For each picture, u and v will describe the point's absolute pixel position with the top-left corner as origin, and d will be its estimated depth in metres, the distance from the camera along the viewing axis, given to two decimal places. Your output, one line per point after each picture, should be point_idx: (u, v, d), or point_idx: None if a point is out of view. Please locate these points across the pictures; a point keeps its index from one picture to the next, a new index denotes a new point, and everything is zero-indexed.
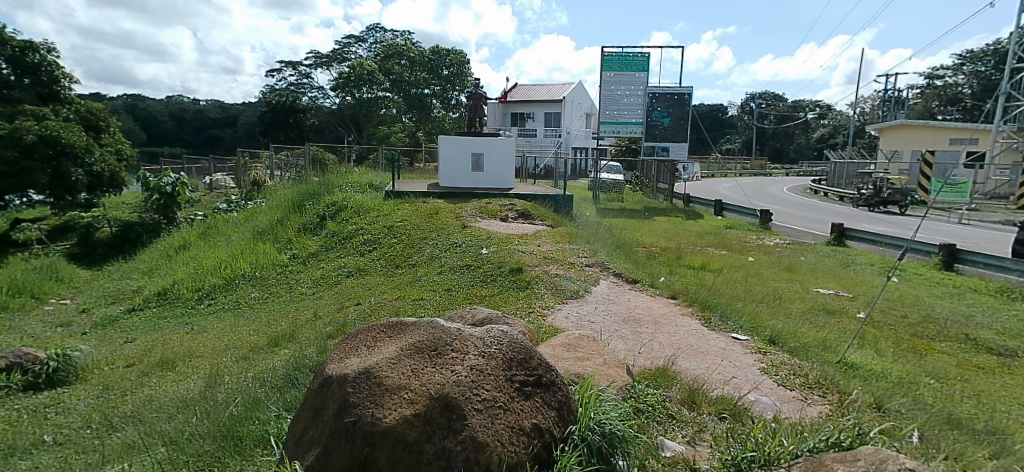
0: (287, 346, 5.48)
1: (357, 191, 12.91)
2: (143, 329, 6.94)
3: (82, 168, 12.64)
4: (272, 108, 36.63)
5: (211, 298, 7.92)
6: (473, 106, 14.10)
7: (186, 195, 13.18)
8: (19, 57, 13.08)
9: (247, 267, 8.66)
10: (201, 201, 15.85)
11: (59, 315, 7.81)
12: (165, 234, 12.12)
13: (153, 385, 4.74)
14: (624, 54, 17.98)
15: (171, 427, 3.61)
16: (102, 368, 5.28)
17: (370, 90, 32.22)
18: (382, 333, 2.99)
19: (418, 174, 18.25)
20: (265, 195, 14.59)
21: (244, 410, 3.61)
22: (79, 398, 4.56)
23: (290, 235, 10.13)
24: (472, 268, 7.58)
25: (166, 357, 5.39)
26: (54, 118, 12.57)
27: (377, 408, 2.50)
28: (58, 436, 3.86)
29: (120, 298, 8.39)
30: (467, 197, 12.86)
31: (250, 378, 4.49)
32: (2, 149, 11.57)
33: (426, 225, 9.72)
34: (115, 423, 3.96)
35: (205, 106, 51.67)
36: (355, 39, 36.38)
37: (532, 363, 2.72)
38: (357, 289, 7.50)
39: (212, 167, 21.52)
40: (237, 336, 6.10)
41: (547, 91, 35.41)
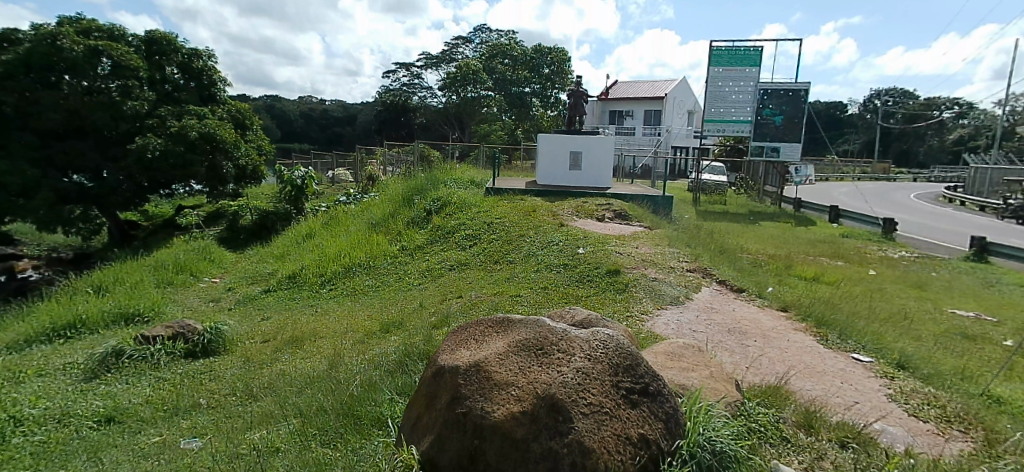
0: (397, 333, 5.81)
1: (460, 187, 13.38)
2: (276, 308, 7.70)
3: (232, 162, 14.24)
4: (386, 107, 39.00)
5: (332, 284, 8.56)
6: (574, 104, 14.00)
7: (313, 188, 14.33)
8: (188, 63, 14.81)
9: (362, 257, 9.28)
10: (322, 193, 17.21)
11: (211, 291, 8.87)
12: (293, 223, 13.29)
13: (283, 361, 5.22)
14: (734, 49, 17.06)
15: (299, 400, 3.97)
16: (244, 341, 5.91)
17: (475, 89, 33.20)
18: (489, 328, 3.06)
19: (517, 171, 18.57)
20: (377, 189, 15.52)
21: (363, 389, 3.89)
22: (225, 367, 5.13)
23: (399, 227, 10.70)
24: (568, 267, 7.59)
25: (295, 335, 5.93)
26: (210, 117, 14.16)
27: (485, 402, 2.56)
28: (210, 400, 4.37)
29: (258, 279, 9.34)
30: (563, 195, 12.87)
31: (365, 360, 4.82)
32: (172, 144, 13.07)
33: (525, 223, 9.85)
34: (254, 393, 4.41)
35: (328, 105, 56.01)
36: (463, 39, 37.66)
37: (639, 370, 2.68)
38: (458, 282, 7.78)
39: (332, 162, 23.28)
40: (354, 320, 6.57)
41: (649, 88, 34.46)
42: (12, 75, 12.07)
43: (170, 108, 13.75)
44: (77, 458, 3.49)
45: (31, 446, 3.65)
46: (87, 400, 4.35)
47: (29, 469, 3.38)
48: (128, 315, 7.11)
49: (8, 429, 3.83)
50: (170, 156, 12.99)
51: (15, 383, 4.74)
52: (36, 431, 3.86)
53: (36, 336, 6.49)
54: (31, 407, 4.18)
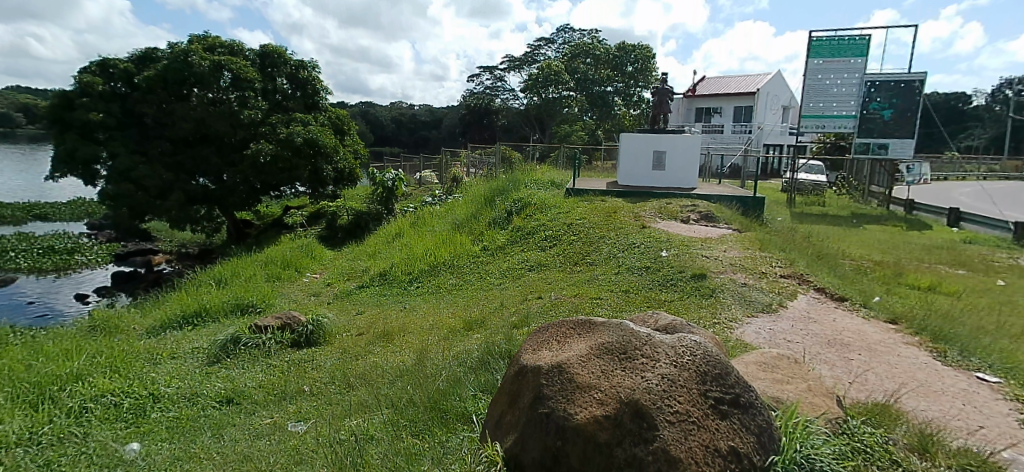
0: (479, 331, 5.96)
1: (541, 189, 13.47)
2: (369, 303, 8.15)
3: (331, 165, 15.18)
4: (470, 110, 40.00)
5: (419, 281, 8.92)
6: (658, 102, 13.65)
7: (402, 189, 14.99)
8: (296, 74, 16.03)
9: (446, 256, 9.59)
10: (410, 195, 17.94)
11: (313, 286, 9.54)
12: (384, 223, 13.96)
13: (375, 354, 5.52)
14: (837, 38, 15.91)
15: (390, 392, 4.19)
16: (340, 333, 6.31)
17: (556, 90, 33.22)
18: (571, 330, 3.08)
19: (599, 171, 18.38)
20: (461, 191, 15.93)
21: (449, 384, 4.04)
22: (325, 357, 5.50)
23: (482, 228, 10.94)
24: (651, 270, 7.43)
25: (386, 330, 6.25)
26: (313, 123, 15.20)
27: (568, 404, 2.58)
28: (312, 387, 4.71)
29: (352, 276, 9.92)
30: (646, 197, 12.57)
31: (450, 357, 4.99)
32: (280, 148, 14.14)
33: (605, 224, 9.76)
34: (349, 382, 4.71)
35: (415, 110, 58.26)
36: (545, 40, 37.81)
37: (728, 380, 2.60)
38: (538, 282, 7.84)
39: (418, 164, 24.19)
40: (439, 317, 6.82)
41: (740, 83, 32.85)
42: (152, 89, 13.61)
43: (279, 116, 14.93)
44: (203, 433, 3.91)
45: (166, 421, 4.13)
46: (210, 382, 4.84)
47: (166, 440, 3.83)
48: (242, 305, 7.82)
49: (149, 404, 4.35)
50: (279, 160, 14.10)
51: (153, 363, 5.36)
52: (170, 407, 4.36)
53: (168, 323, 7.30)
54: (166, 385, 4.71)
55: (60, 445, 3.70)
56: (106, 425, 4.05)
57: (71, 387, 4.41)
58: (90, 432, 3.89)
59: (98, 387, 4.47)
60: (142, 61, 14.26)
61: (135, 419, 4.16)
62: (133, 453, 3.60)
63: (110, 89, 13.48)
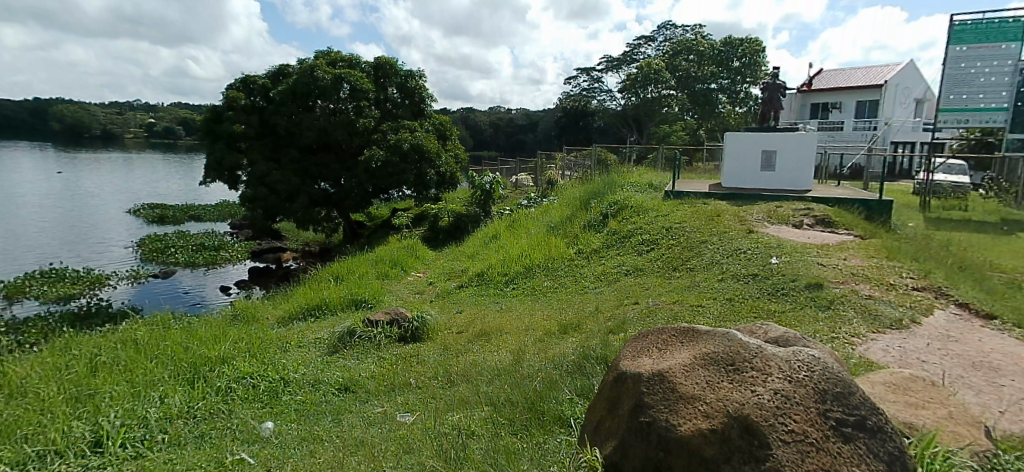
0: (575, 335, 5.93)
1: (639, 191, 13.15)
2: (467, 302, 8.42)
3: (434, 169, 15.84)
4: (567, 113, 40.08)
5: (514, 283, 9.06)
6: (768, 99, 12.82)
7: (500, 192, 15.31)
8: (404, 83, 16.93)
9: (541, 259, 9.65)
10: (506, 197, 18.27)
11: (417, 284, 10.03)
12: (483, 225, 14.33)
13: (474, 352, 5.68)
14: (984, 21, 13.94)
15: (489, 390, 4.29)
16: (441, 331, 6.57)
17: (656, 89, 32.31)
18: (673, 338, 2.98)
19: (700, 173, 17.62)
20: (557, 193, 15.97)
21: (545, 386, 4.09)
22: (428, 353, 5.76)
23: (577, 231, 10.87)
24: (759, 278, 6.99)
25: (484, 329, 6.42)
26: (418, 129, 15.96)
27: (671, 413, 2.50)
28: (418, 381, 4.95)
29: (451, 276, 10.28)
30: (752, 199, 11.85)
31: (547, 359, 5.01)
32: (389, 154, 15.00)
33: (707, 228, 9.33)
34: (451, 378, 4.88)
35: (512, 114, 59.28)
36: (645, 39, 36.95)
37: (852, 400, 2.40)
38: (635, 288, 7.66)
39: (515, 167, 24.58)
40: (534, 319, 6.88)
41: (864, 75, 30.04)
42: (284, 102, 15.01)
43: (389, 123, 15.85)
44: (325, 417, 4.25)
45: (294, 404, 4.53)
46: (329, 370, 5.25)
47: (294, 421, 4.21)
48: (356, 300, 8.40)
49: (278, 387, 4.81)
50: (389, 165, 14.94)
51: (282, 350, 5.92)
52: (296, 391, 4.78)
53: (295, 314, 8.04)
54: (294, 370, 5.17)
55: (211, 419, 4.20)
56: (247, 404, 4.52)
57: (218, 368, 4.98)
58: (233, 410, 4.37)
59: (240, 370, 5.00)
60: (276, 77, 15.77)
61: (268, 399, 4.61)
62: (268, 431, 4.00)
63: (251, 103, 15.06)
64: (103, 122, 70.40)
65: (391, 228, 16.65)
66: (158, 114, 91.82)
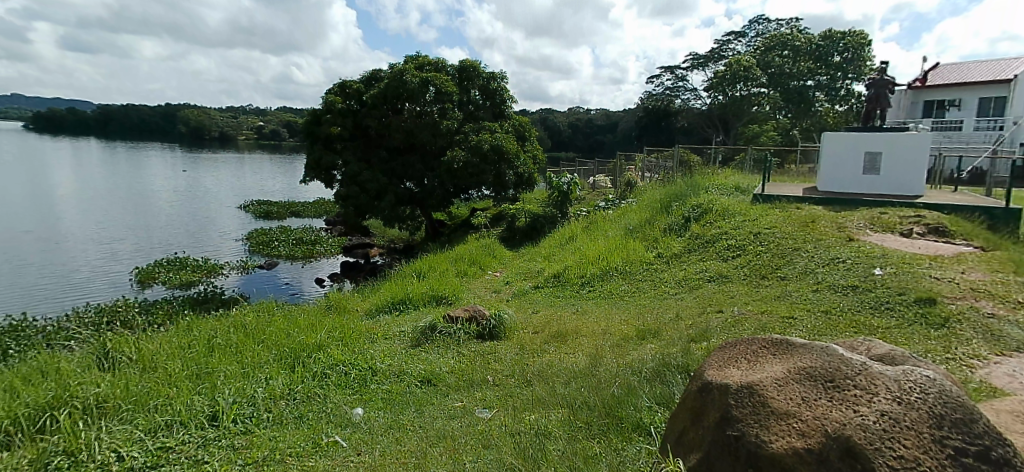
0: (654, 341, 5.80)
1: (725, 194, 12.61)
2: (544, 303, 8.46)
3: (513, 170, 16.01)
4: (649, 112, 39.17)
5: (591, 285, 8.98)
6: (873, 96, 11.86)
7: (578, 194, 15.21)
8: (487, 85, 17.26)
9: (619, 262, 9.50)
10: (584, 199, 18.12)
11: (494, 283, 10.20)
12: (560, 226, 14.30)
13: (550, 353, 5.70)
14: None
15: (565, 392, 4.28)
16: (517, 330, 6.64)
17: (745, 87, 30.83)
18: (764, 349, 2.82)
19: (792, 176, 16.63)
20: (636, 195, 15.65)
21: (623, 391, 4.04)
22: (505, 351, 5.84)
23: (657, 234, 10.59)
24: (860, 290, 6.50)
25: (560, 331, 6.42)
26: (499, 130, 16.20)
27: (761, 428, 2.36)
28: (496, 378, 5.03)
29: (528, 276, 10.37)
30: (852, 205, 11.02)
31: (624, 364, 4.94)
32: (470, 155, 15.30)
33: (800, 235, 8.78)
34: (528, 378, 4.92)
35: (593, 114, 58.69)
36: (735, 35, 35.37)
37: (973, 428, 2.19)
38: (719, 295, 7.36)
39: (594, 168, 24.36)
40: (612, 323, 6.79)
41: (989, 69, 27.03)
42: (376, 105, 15.78)
43: (471, 125, 16.17)
44: (409, 408, 4.43)
45: (380, 393, 4.76)
46: (412, 362, 5.46)
47: (381, 409, 4.42)
48: (437, 296, 8.69)
49: (367, 376, 5.07)
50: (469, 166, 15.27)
51: (370, 340, 6.24)
52: (382, 381, 5.02)
53: (382, 306, 8.45)
54: (381, 361, 5.43)
55: (308, 402, 4.51)
56: (338, 389, 4.80)
57: (314, 355, 5.32)
58: (327, 394, 4.65)
59: (333, 357, 5.32)
60: (369, 81, 16.59)
61: (358, 387, 4.88)
62: (358, 417, 4.23)
63: (346, 106, 15.96)
64: (216, 124, 77.37)
65: (470, 227, 17.04)
66: (263, 117, 99.55)
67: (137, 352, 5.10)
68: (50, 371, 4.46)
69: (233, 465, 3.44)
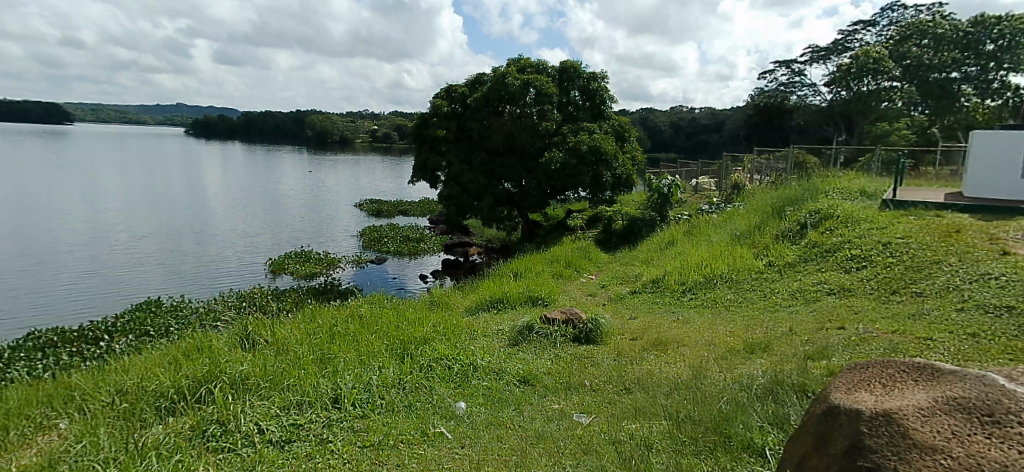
0: (764, 356, 5.45)
1: (847, 198, 11.57)
2: (642, 309, 8.24)
3: (611, 172, 15.75)
4: (760, 110, 36.90)
5: (693, 292, 8.62)
6: None
7: (679, 197, 14.67)
8: (588, 86, 17.17)
9: (724, 270, 9.04)
10: (686, 202, 17.41)
11: (590, 286, 10.12)
12: (659, 230, 13.86)
13: (650, 361, 5.56)
14: None
15: (666, 403, 4.15)
16: (615, 336, 6.54)
17: (874, 81, 28.05)
18: (904, 373, 2.55)
19: (929, 179, 14.88)
20: (743, 199, 14.78)
21: (730, 408, 3.83)
22: (602, 356, 5.78)
23: (767, 241, 9.92)
24: (1017, 312, 5.68)
25: (661, 339, 6.23)
26: (598, 131, 16.03)
27: (902, 462, 2.13)
28: (593, 383, 4.99)
29: (626, 280, 10.17)
30: (1004, 213, 9.66)
31: (731, 378, 4.69)
32: (568, 157, 15.17)
33: (940, 247, 7.84)
34: (627, 386, 4.83)
35: (699, 113, 56.26)
36: (864, 24, 32.33)
37: None
38: (840, 310, 6.76)
39: (698, 170, 23.38)
40: (716, 333, 6.48)
41: None
42: (479, 108, 16.27)
43: (569, 126, 16.04)
44: (508, 406, 4.52)
45: (481, 389, 4.90)
46: (511, 361, 5.57)
47: (483, 405, 4.55)
48: (533, 297, 8.79)
49: (469, 371, 5.23)
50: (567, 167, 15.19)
51: (471, 337, 6.44)
52: (483, 377, 5.17)
53: (481, 304, 8.69)
54: (482, 357, 5.59)
55: (417, 392, 4.74)
56: (443, 382, 5.01)
57: (421, 348, 5.59)
58: (433, 386, 4.86)
59: (437, 351, 5.55)
60: (473, 84, 17.15)
61: (461, 381, 5.05)
62: (461, 410, 4.39)
63: (451, 110, 16.62)
64: (336, 129, 83.79)
65: (566, 229, 17.01)
66: (376, 121, 106.22)
67: (272, 336, 5.66)
68: (203, 350, 5.09)
69: (354, 446, 3.71)
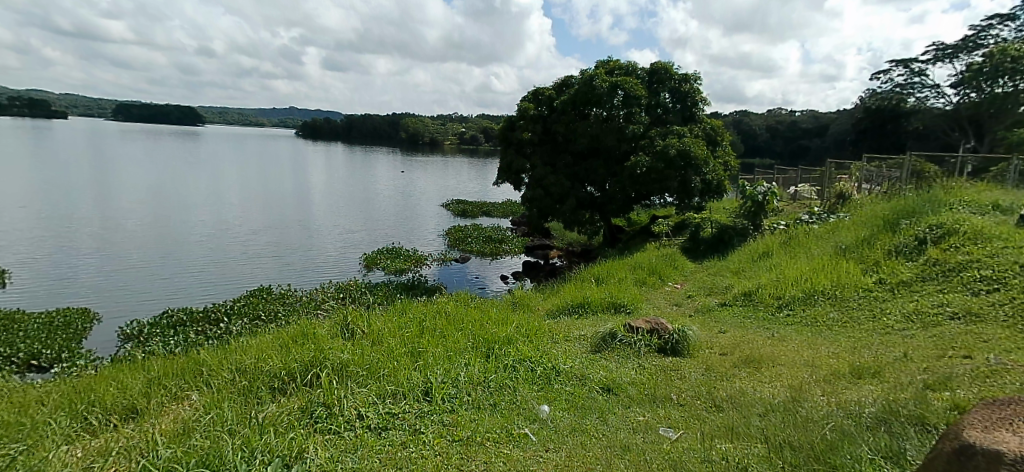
0: (874, 383, 5.01)
1: (974, 212, 10.40)
2: (732, 323, 7.85)
3: (700, 177, 15.12)
4: (872, 114, 34.03)
5: (790, 308, 8.09)
6: None
7: (775, 205, 13.81)
8: (679, 87, 16.61)
9: (827, 285, 8.41)
10: (782, 211, 16.36)
11: (675, 295, 9.79)
12: (752, 239, 13.13)
13: (742, 379, 5.29)
14: None
15: (762, 425, 3.93)
16: (704, 350, 6.29)
17: (1012, 81, 25.00)
18: None
19: None
20: (849, 209, 13.69)
21: (836, 436, 3.57)
22: (690, 370, 5.58)
23: (878, 256, 9.12)
24: None
25: (754, 356, 5.91)
26: (688, 135, 15.46)
27: None
28: (680, 397, 4.82)
29: (714, 291, 9.74)
30: None
31: (835, 404, 4.36)
32: (655, 161, 14.74)
33: None
34: (718, 403, 4.62)
35: (800, 116, 52.75)
36: (1001, 18, 28.89)
37: None
38: (966, 338, 6.07)
39: (798, 177, 21.91)
40: (817, 354, 6.04)
41: None
42: (565, 111, 16.25)
43: (658, 130, 15.62)
44: (592, 413, 4.47)
45: (565, 393, 4.89)
46: (594, 368, 5.51)
47: (565, 410, 4.54)
48: (616, 303, 8.65)
49: (552, 375, 5.24)
50: (653, 172, 14.76)
51: (553, 340, 6.44)
52: (565, 382, 5.15)
53: (562, 308, 8.66)
54: (565, 362, 5.57)
55: (501, 391, 4.80)
56: (527, 384, 5.04)
57: (505, 348, 5.66)
58: (517, 387, 4.91)
59: (521, 353, 5.60)
60: (561, 87, 17.14)
61: (544, 384, 5.06)
62: (545, 414, 4.40)
63: (538, 112, 16.74)
64: (427, 131, 87.03)
65: (651, 235, 16.57)
66: (464, 124, 109.14)
67: (368, 328, 5.98)
68: (308, 337, 5.48)
69: (444, 439, 3.84)
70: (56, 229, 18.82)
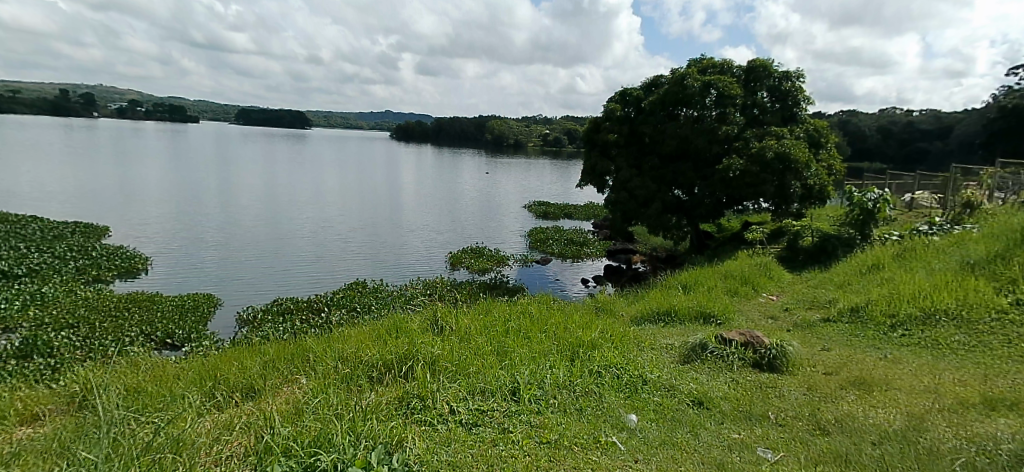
0: (1011, 417, 4.46)
1: None
2: (837, 341, 7.27)
3: (801, 181, 14.15)
4: (1007, 114, 30.31)
5: (906, 328, 7.36)
6: None
7: (888, 213, 12.63)
8: (779, 85, 15.66)
9: (951, 304, 7.57)
10: (896, 220, 14.97)
11: (771, 307, 9.23)
12: (860, 250, 12.05)
13: (849, 402, 4.88)
14: None
15: (878, 455, 3.63)
16: (806, 367, 5.88)
17: None
18: None
19: None
20: (978, 220, 12.26)
21: None
22: (790, 388, 5.24)
23: (1015, 274, 8.09)
24: None
25: (864, 377, 5.44)
26: (788, 136, 14.54)
27: None
28: (779, 417, 4.54)
29: (816, 305, 9.06)
30: None
31: (961, 436, 3.93)
32: (750, 164, 13.99)
33: None
34: (823, 426, 4.30)
35: (919, 116, 47.94)
36: None
37: None
38: None
39: (915, 183, 19.94)
40: (939, 380, 5.45)
41: None
42: (654, 112, 15.83)
43: (755, 131, 14.82)
44: (683, 426, 4.32)
45: (653, 403, 4.76)
46: (684, 379, 5.32)
47: (655, 421, 4.42)
48: (705, 313, 8.29)
49: (639, 383, 5.11)
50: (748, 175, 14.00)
51: (639, 348, 6.29)
52: (653, 392, 5.01)
53: (648, 315, 8.43)
54: (652, 371, 5.42)
55: (588, 397, 4.76)
56: (614, 391, 4.96)
57: (589, 353, 5.60)
58: (604, 394, 4.84)
59: (607, 359, 5.52)
60: (650, 88, 16.70)
61: (631, 392, 4.95)
62: (633, 423, 4.31)
63: (625, 113, 16.44)
64: (514, 133, 88.04)
65: (744, 242, 15.75)
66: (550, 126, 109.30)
67: (456, 325, 6.15)
68: (402, 331, 5.73)
69: (532, 440, 3.87)
70: (186, 222, 21.04)
